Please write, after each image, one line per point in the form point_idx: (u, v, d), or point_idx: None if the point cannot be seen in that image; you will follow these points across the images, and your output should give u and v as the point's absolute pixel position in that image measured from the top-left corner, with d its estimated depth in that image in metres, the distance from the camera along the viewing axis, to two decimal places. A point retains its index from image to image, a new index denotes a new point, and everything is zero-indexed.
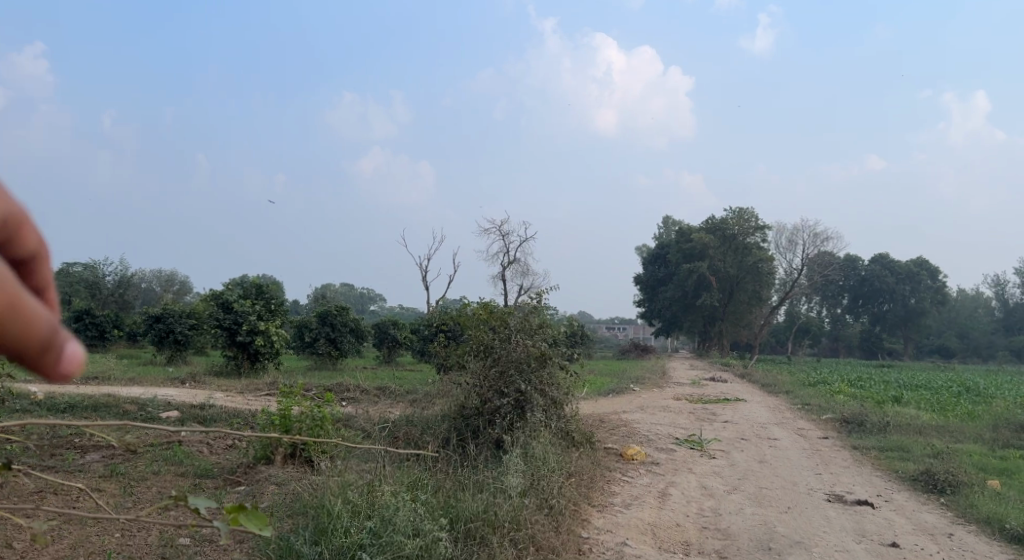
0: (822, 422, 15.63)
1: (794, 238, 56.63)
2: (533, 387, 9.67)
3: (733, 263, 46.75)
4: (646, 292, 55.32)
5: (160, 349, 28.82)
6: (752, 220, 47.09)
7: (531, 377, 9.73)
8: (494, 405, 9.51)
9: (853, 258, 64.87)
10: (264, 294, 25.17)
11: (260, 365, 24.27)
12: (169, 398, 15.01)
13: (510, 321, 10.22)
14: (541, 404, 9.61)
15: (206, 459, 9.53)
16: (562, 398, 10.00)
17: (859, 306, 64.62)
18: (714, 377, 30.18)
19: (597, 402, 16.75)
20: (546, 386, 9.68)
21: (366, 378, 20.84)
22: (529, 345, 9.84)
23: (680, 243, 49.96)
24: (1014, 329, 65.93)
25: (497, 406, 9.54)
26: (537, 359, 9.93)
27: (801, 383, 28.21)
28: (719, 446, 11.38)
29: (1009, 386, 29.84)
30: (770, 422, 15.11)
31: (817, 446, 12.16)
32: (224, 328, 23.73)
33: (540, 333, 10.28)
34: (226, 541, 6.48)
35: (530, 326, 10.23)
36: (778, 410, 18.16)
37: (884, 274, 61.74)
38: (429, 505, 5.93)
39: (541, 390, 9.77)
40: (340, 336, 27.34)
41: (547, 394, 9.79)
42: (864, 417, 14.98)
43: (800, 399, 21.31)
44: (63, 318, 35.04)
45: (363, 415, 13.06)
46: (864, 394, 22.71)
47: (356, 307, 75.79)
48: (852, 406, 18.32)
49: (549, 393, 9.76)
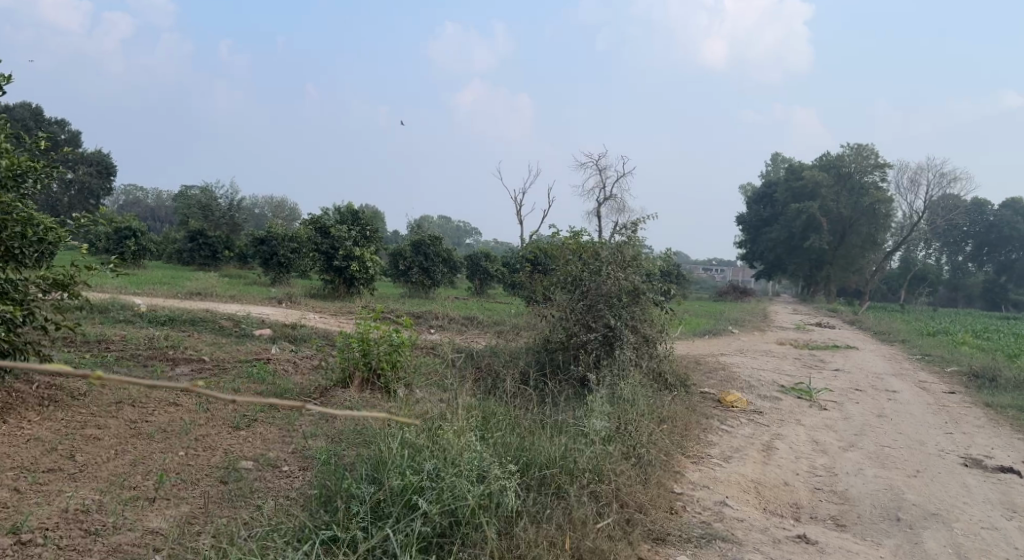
0: (946, 376, 14.27)
1: (916, 179, 52.90)
2: (624, 322, 8.89)
3: (847, 203, 44.00)
4: (751, 232, 53.04)
5: (265, 270, 29.40)
6: (872, 157, 44.03)
7: (623, 312, 8.95)
8: (581, 340, 8.82)
9: (980, 202, 60.31)
10: (360, 220, 25.04)
11: (355, 289, 24.31)
12: (263, 314, 14.94)
13: (601, 253, 9.42)
14: (633, 342, 8.85)
15: (287, 378, 8.92)
16: (656, 336, 9.17)
17: (984, 254, 60.30)
18: (821, 323, 28.62)
19: (695, 343, 15.82)
20: (638, 323, 8.89)
21: (457, 308, 20.46)
22: (621, 278, 9.04)
23: (790, 181, 47.42)
24: None
25: (584, 341, 8.84)
26: (630, 293, 9.12)
27: (918, 333, 26.38)
28: (831, 396, 10.34)
29: None
30: (888, 372, 13.87)
31: (944, 402, 10.97)
32: (321, 253, 23.83)
33: (635, 266, 9.42)
34: (291, 468, 5.81)
35: (624, 258, 9.38)
36: (894, 360, 16.79)
37: (1014, 220, 57.25)
38: (501, 446, 5.32)
39: (633, 326, 8.98)
40: (434, 266, 27.18)
41: (640, 332, 9.00)
42: (997, 372, 13.55)
43: (918, 350, 19.78)
44: (177, 238, 36.22)
45: (448, 343, 12.61)
46: (991, 347, 20.92)
47: (455, 238, 76.14)
48: (979, 360, 16.78)
49: (642, 331, 8.97)
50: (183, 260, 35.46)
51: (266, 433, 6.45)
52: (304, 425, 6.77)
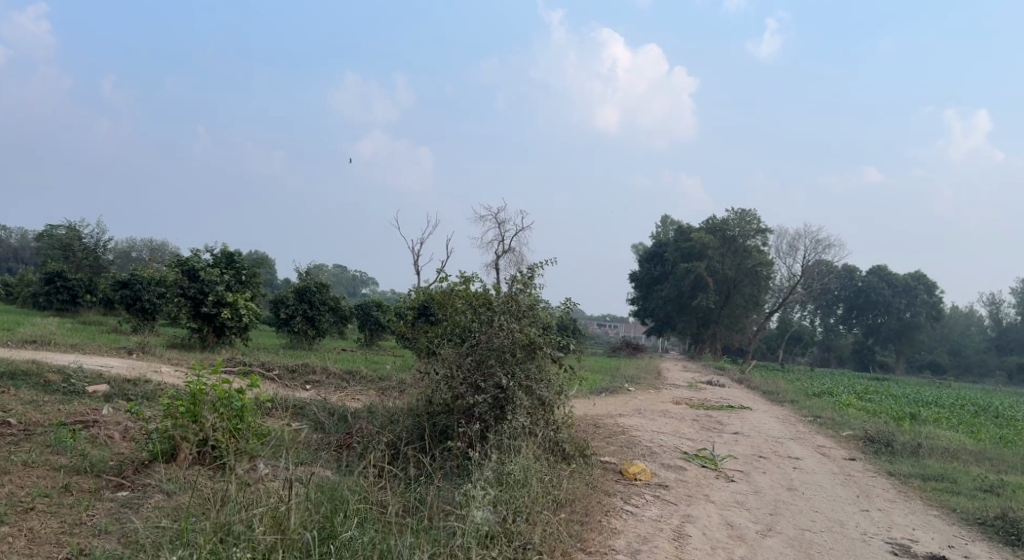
0: (843, 440, 13.83)
1: (795, 243, 54.95)
2: (518, 383, 7.82)
3: (732, 264, 44.96)
4: (641, 290, 53.44)
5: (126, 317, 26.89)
6: (754, 222, 45.24)
7: (516, 370, 7.88)
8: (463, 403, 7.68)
9: (851, 268, 63.21)
10: (235, 264, 23.15)
11: (226, 339, 22.38)
12: (104, 367, 13.01)
13: (494, 302, 8.35)
14: (527, 404, 7.76)
15: (105, 449, 7.40)
16: (554, 397, 8.11)
17: (853, 317, 62.99)
18: (710, 381, 28.46)
19: (591, 403, 14.86)
20: (535, 382, 7.82)
21: (337, 361, 18.89)
22: (514, 332, 7.97)
23: (679, 241, 48.15)
24: (1006, 348, 64.68)
25: (473, 404, 7.72)
26: (525, 347, 8.06)
27: (803, 392, 26.46)
28: (736, 465, 9.53)
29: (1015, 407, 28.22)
30: (785, 436, 13.30)
31: (849, 470, 10.37)
32: (187, 298, 21.75)
33: (530, 316, 8.36)
34: None
35: (518, 308, 8.31)
36: (787, 422, 16.35)
37: (880, 286, 60.17)
38: None
39: (528, 387, 7.91)
40: (318, 315, 25.46)
41: (535, 393, 7.92)
42: (892, 437, 13.19)
43: (807, 411, 19.54)
44: (33, 280, 32.91)
45: (317, 404, 11.13)
46: (874, 409, 20.99)
47: (346, 288, 73.74)
48: (868, 423, 16.57)
49: (537, 391, 7.89)
50: (37, 304, 32.14)
51: (37, 529, 5.11)
52: (97, 515, 5.40)
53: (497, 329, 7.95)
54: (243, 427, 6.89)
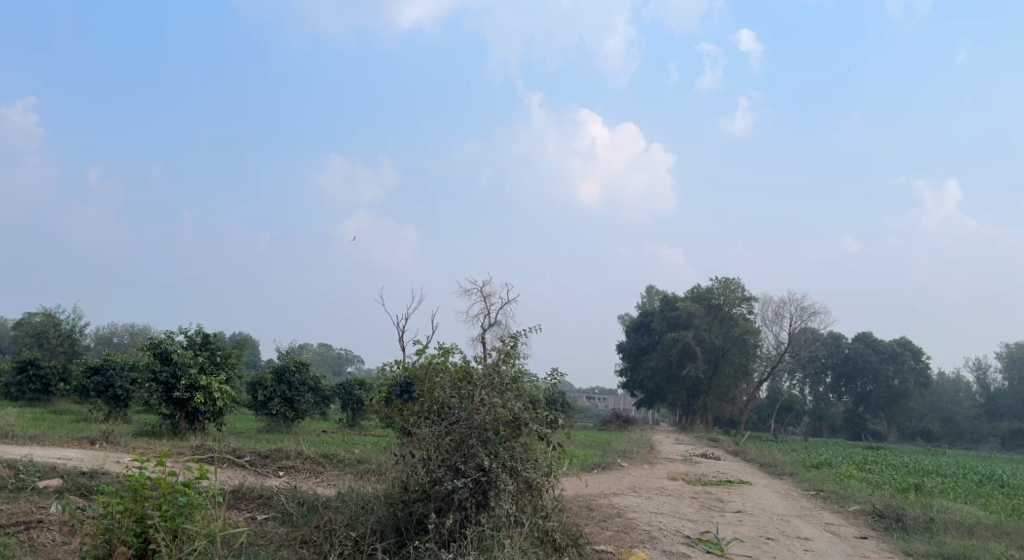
0: (850, 516, 13.09)
1: (780, 311, 54.66)
2: (502, 463, 7.13)
3: (719, 333, 44.46)
4: (630, 362, 52.72)
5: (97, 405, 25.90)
6: (739, 290, 44.96)
7: (500, 448, 7.20)
8: (438, 489, 6.98)
9: (837, 335, 62.83)
10: (209, 344, 22.37)
11: (199, 425, 21.49)
12: (64, 458, 12.20)
13: (474, 375, 7.70)
14: (512, 486, 7.05)
15: None
16: (543, 478, 7.40)
17: (842, 385, 62.30)
18: (703, 454, 27.57)
19: (582, 482, 14.10)
20: (520, 463, 7.13)
21: (314, 444, 18.04)
22: (496, 408, 7.30)
23: (665, 311, 47.76)
24: (996, 414, 63.97)
25: (452, 490, 7.00)
26: (509, 424, 7.38)
27: (800, 464, 25.60)
28: (743, 549, 8.84)
29: (1016, 474, 27.43)
30: (790, 513, 12.57)
31: (864, 551, 9.67)
32: (159, 383, 20.94)
33: (514, 390, 7.70)
34: None
35: (501, 381, 7.66)
36: (789, 497, 15.59)
37: (867, 352, 59.71)
38: None
39: (511, 469, 7.20)
40: (298, 396, 24.58)
41: (521, 475, 7.21)
42: (903, 511, 12.47)
43: (807, 484, 18.74)
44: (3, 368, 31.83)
45: (287, 493, 10.42)
46: (875, 480, 20.20)
47: (331, 368, 72.39)
48: (873, 496, 15.81)
49: (522, 473, 7.18)
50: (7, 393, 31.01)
51: None
52: None
53: (477, 407, 7.27)
54: (187, 525, 6.91)
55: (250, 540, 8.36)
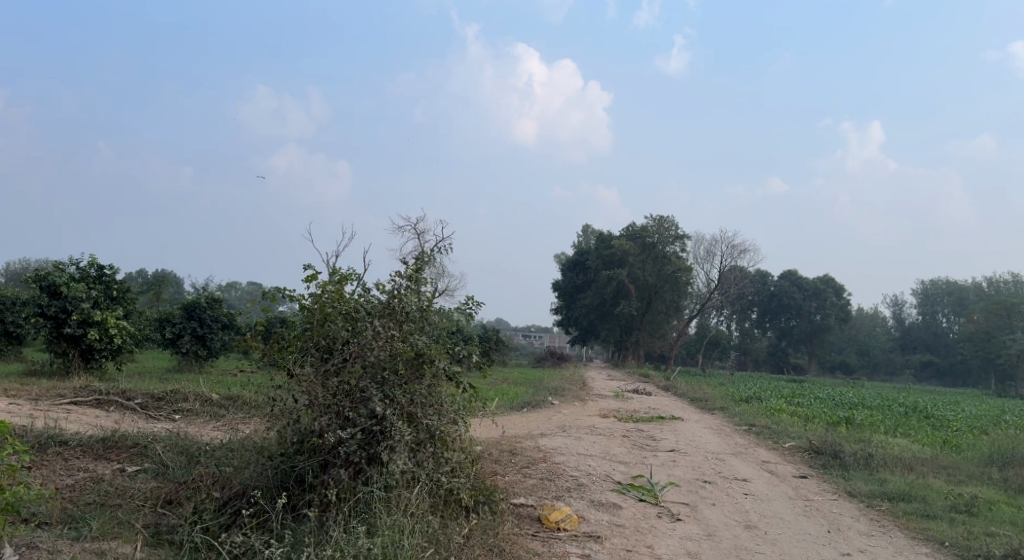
0: (787, 452, 12.48)
1: (712, 248, 54.64)
2: (399, 408, 6.05)
3: (651, 271, 44.09)
4: (564, 300, 52.15)
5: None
6: (673, 228, 44.41)
7: (397, 390, 6.13)
8: (318, 441, 5.88)
9: (764, 272, 63.52)
10: (105, 278, 20.58)
11: (95, 363, 19.87)
12: None
13: (370, 306, 6.51)
14: (410, 435, 5.98)
15: None
16: (449, 425, 6.33)
17: (767, 320, 63.30)
18: (634, 389, 27.16)
19: (508, 423, 13.18)
20: (421, 408, 6.07)
21: (218, 384, 16.66)
22: (393, 342, 6.18)
23: (599, 249, 47.00)
24: (910, 348, 66.26)
25: (337, 440, 5.92)
26: (408, 362, 6.30)
27: (729, 397, 25.38)
28: (678, 494, 7.99)
29: (933, 404, 27.90)
30: (725, 451, 11.82)
31: (806, 493, 8.97)
32: (47, 318, 19.18)
33: (414, 321, 6.57)
34: None
35: (399, 311, 6.51)
36: (723, 433, 14.93)
37: (792, 290, 60.62)
38: None
39: (408, 414, 6.11)
40: (209, 333, 22.91)
41: (422, 423, 6.12)
42: (841, 447, 11.89)
43: (739, 419, 18.29)
44: None
45: (165, 441, 9.43)
46: (804, 413, 19.91)
47: None
48: (806, 430, 15.36)
49: (423, 420, 6.10)
50: None
51: None
52: None
53: (371, 341, 6.13)
54: None
55: (105, 499, 7.35)
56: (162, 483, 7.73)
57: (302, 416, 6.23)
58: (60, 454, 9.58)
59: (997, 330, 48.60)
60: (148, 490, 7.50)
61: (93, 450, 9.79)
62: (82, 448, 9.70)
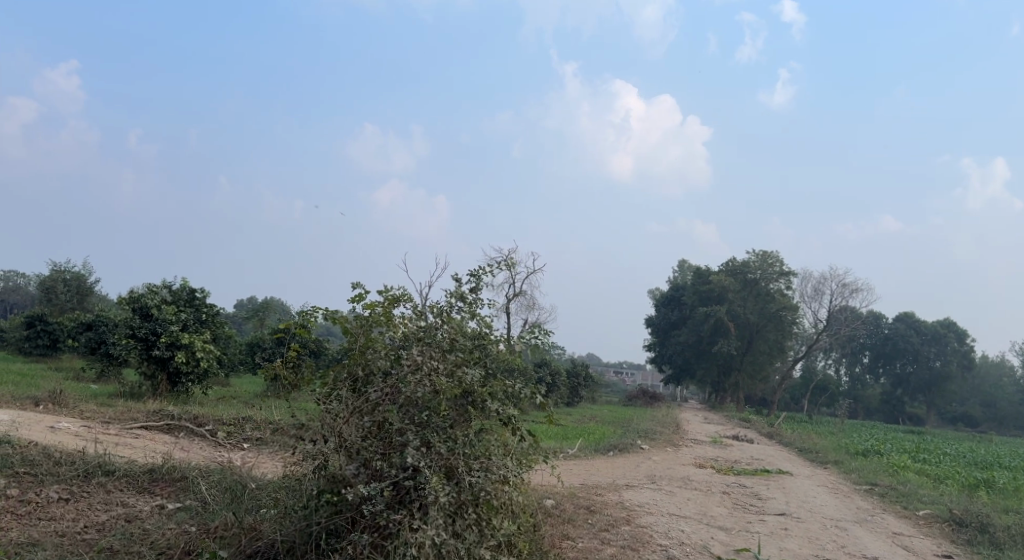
0: (922, 522, 10.64)
1: (820, 287, 51.69)
2: (437, 460, 5.43)
3: (753, 309, 41.87)
4: (660, 337, 50.12)
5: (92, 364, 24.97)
6: (777, 264, 42.08)
7: (436, 436, 5.53)
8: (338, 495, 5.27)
9: (877, 314, 59.75)
10: (196, 301, 20.39)
11: (180, 387, 19.59)
12: None
13: (414, 335, 5.91)
14: (447, 495, 5.32)
15: None
16: (498, 484, 5.70)
17: (880, 365, 59.30)
18: (736, 435, 25.19)
19: (593, 471, 11.82)
20: (464, 464, 5.45)
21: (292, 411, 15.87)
22: (435, 379, 5.59)
23: (697, 284, 44.97)
24: None
25: (362, 496, 5.32)
26: (452, 403, 5.73)
27: (841, 450, 23.12)
28: None
29: None
30: (846, 518, 10.10)
31: None
32: (137, 339, 19.03)
33: (460, 354, 5.94)
34: None
35: (444, 342, 5.92)
36: (839, 493, 13.07)
37: (908, 333, 56.66)
38: None
39: (447, 469, 5.50)
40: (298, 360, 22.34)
41: (465, 482, 5.48)
42: (990, 520, 10.02)
43: (855, 477, 16.31)
44: (10, 324, 29.44)
45: (212, 476, 8.22)
46: (931, 474, 17.69)
47: None
48: (938, 495, 13.37)
49: (467, 478, 5.46)
50: (15, 351, 28.07)
51: None
52: None
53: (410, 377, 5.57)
54: None
55: (123, 546, 6.48)
56: (185, 533, 6.53)
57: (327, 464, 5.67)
58: (104, 485, 8.47)
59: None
60: (167, 541, 6.48)
61: (138, 482, 8.66)
62: (124, 479, 8.61)
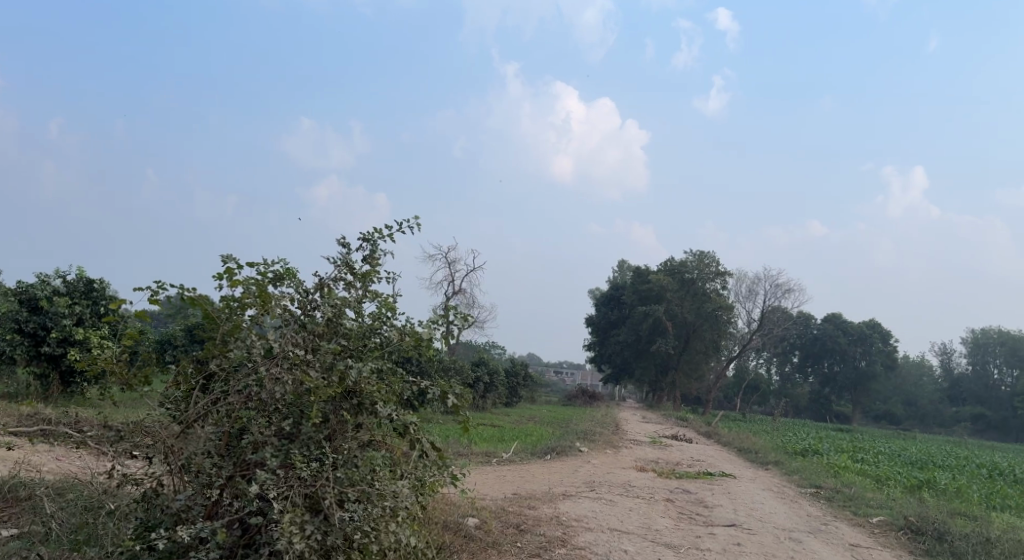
0: (878, 530, 9.85)
1: (754, 288, 51.87)
2: (298, 491, 4.61)
3: (691, 309, 41.47)
4: (598, 336, 49.55)
5: None
6: (713, 264, 41.85)
7: (299, 457, 4.68)
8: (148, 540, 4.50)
9: (807, 314, 60.40)
10: (94, 292, 18.60)
11: (73, 387, 17.84)
12: None
13: (289, 318, 5.01)
14: (305, 540, 4.45)
15: None
16: (384, 521, 4.79)
17: (808, 365, 59.95)
18: (673, 435, 24.54)
19: (529, 478, 10.76)
20: (333, 494, 4.63)
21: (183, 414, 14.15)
22: (302, 377, 4.71)
23: (636, 284, 44.44)
24: (957, 400, 62.50)
25: (195, 537, 4.57)
26: (329, 407, 4.92)
27: (779, 449, 22.65)
28: None
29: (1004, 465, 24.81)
30: (798, 528, 9.26)
31: None
32: (24, 334, 17.20)
33: (342, 344, 5.12)
34: None
35: (322, 330, 5.06)
36: (786, 498, 12.29)
37: (836, 334, 57.32)
38: None
39: (313, 501, 4.67)
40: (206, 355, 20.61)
41: (335, 520, 4.63)
42: (949, 528, 9.29)
43: (797, 479, 15.65)
44: None
45: (59, 492, 6.75)
46: (870, 474, 17.22)
47: None
48: (885, 499, 12.71)
49: (337, 516, 4.60)
50: None
51: None
52: None
53: (268, 378, 4.74)
54: None
55: None
56: None
57: (162, 489, 4.95)
58: None
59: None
60: None
61: None
62: None
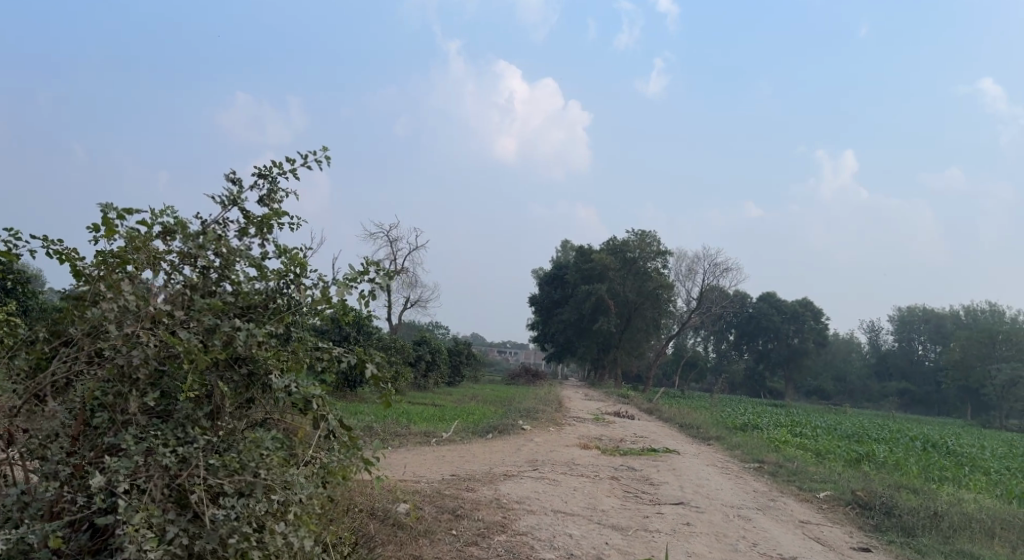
0: (825, 506, 9.63)
1: (693, 268, 52.18)
2: (156, 485, 4.00)
3: (633, 287, 41.46)
4: (541, 315, 49.28)
5: None
6: (655, 244, 41.73)
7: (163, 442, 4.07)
8: None
9: (744, 292, 61.22)
10: None
11: None
12: None
13: (163, 272, 4.45)
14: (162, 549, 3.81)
15: None
16: (271, 517, 4.15)
17: (744, 342, 60.86)
18: (615, 412, 24.35)
19: (468, 459, 10.24)
20: (203, 490, 4.00)
21: None
22: (168, 337, 4.11)
23: (579, 263, 44.18)
24: (884, 374, 64.31)
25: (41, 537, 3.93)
26: (210, 377, 4.35)
27: (718, 425, 22.65)
28: None
29: (931, 438, 25.32)
30: (746, 505, 8.96)
31: None
32: None
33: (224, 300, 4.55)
34: None
35: (201, 282, 4.55)
36: (731, 474, 12.03)
37: (771, 312, 58.24)
38: None
39: (180, 496, 4.05)
40: None
41: (206, 519, 3.99)
42: (896, 502, 9.09)
43: (739, 454, 15.49)
44: None
45: None
46: (809, 449, 17.20)
47: None
48: (828, 473, 12.58)
49: (208, 514, 3.96)
50: None
51: None
52: None
53: (121, 342, 4.12)
54: None
55: None
56: None
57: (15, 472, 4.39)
58: None
59: (976, 359, 47.37)
60: None
61: None
62: None
